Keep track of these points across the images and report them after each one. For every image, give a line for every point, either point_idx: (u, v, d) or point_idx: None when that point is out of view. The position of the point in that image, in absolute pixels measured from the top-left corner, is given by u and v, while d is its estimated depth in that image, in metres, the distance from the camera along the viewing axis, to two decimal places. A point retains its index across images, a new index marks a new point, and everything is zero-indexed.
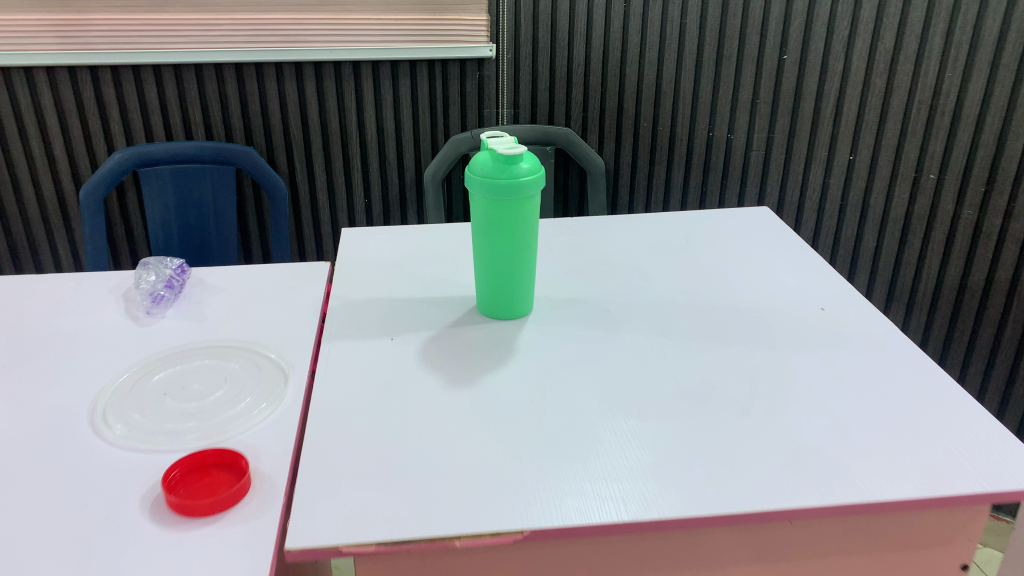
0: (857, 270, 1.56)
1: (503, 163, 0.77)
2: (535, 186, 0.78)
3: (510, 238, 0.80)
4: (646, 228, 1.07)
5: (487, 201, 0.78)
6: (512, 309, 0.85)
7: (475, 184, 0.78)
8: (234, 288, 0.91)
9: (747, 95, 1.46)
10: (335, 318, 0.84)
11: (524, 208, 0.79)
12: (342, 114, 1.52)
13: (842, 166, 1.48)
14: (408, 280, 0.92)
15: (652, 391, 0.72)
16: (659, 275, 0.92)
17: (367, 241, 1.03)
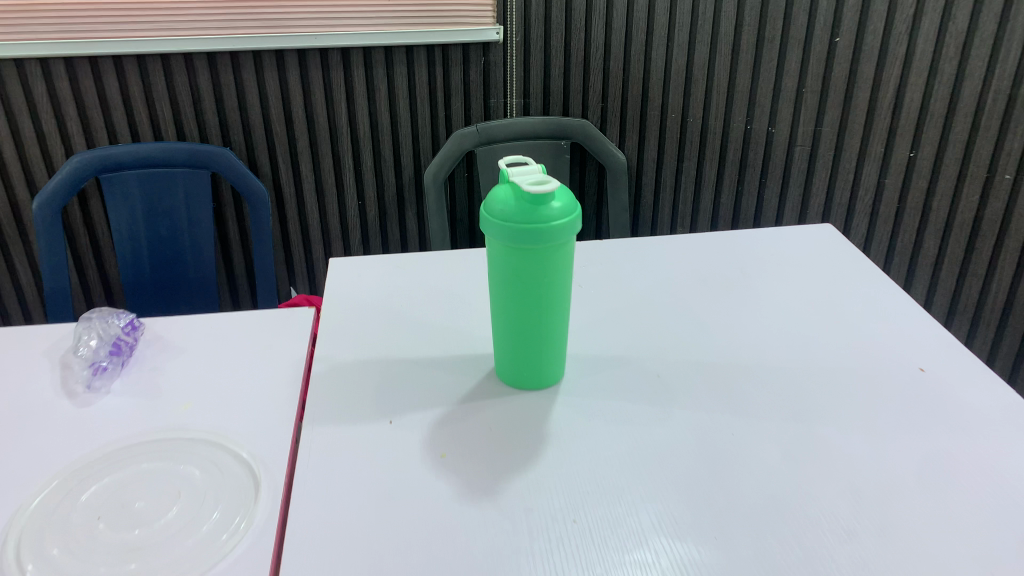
0: (918, 275, 1.44)
1: (528, 202, 0.60)
2: (570, 230, 0.61)
3: (538, 295, 0.63)
4: (690, 251, 0.90)
5: (508, 249, 0.61)
6: (539, 379, 0.68)
7: (492, 228, 0.61)
8: (197, 347, 0.74)
9: (792, 83, 1.29)
10: (321, 392, 0.68)
11: (557, 256, 0.62)
12: (329, 108, 1.34)
13: (901, 165, 1.35)
14: (410, 334, 0.75)
15: (716, 497, 0.57)
16: (715, 324, 0.76)
17: (357, 275, 0.86)
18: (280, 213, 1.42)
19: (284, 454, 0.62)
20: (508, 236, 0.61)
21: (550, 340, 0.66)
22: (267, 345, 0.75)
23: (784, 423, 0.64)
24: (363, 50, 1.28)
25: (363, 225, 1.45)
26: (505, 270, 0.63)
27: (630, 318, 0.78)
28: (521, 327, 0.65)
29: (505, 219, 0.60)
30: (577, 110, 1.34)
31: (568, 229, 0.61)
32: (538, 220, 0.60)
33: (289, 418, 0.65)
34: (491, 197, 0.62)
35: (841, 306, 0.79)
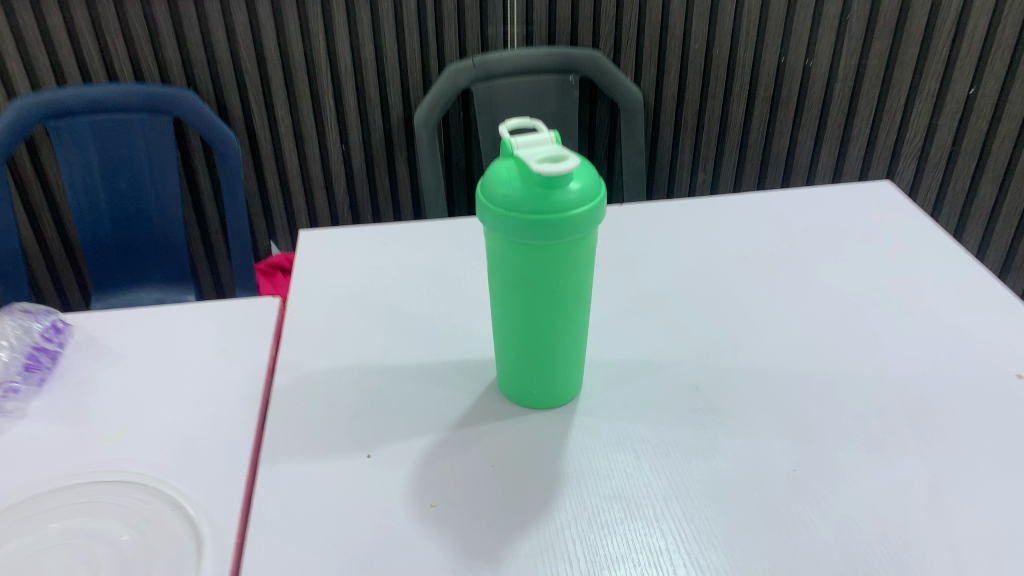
0: (971, 220, 1.32)
1: (538, 187, 0.46)
2: (592, 220, 0.48)
3: (550, 301, 0.50)
4: (726, 219, 0.76)
5: (512, 246, 0.48)
6: (551, 397, 0.55)
7: (492, 218, 0.48)
8: (136, 353, 0.61)
9: (836, 9, 1.13)
10: (286, 416, 0.55)
11: (576, 253, 0.49)
12: (305, 39, 1.17)
13: (959, 102, 1.20)
14: (394, 333, 0.62)
15: (765, 535, 0.46)
16: (762, 318, 0.63)
17: (333, 253, 0.72)
18: (254, 159, 1.28)
19: (236, 503, 0.49)
20: (512, 230, 0.47)
21: (565, 353, 0.53)
22: (221, 350, 0.61)
23: (858, 455, 0.51)
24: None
25: (348, 172, 1.31)
26: (508, 270, 0.50)
27: (659, 310, 0.64)
28: (529, 338, 0.52)
29: (508, 208, 0.47)
30: (588, 40, 1.17)
31: (590, 219, 0.47)
32: (551, 210, 0.46)
33: (245, 452, 0.53)
34: (491, 178, 0.48)
35: (913, 290, 0.66)
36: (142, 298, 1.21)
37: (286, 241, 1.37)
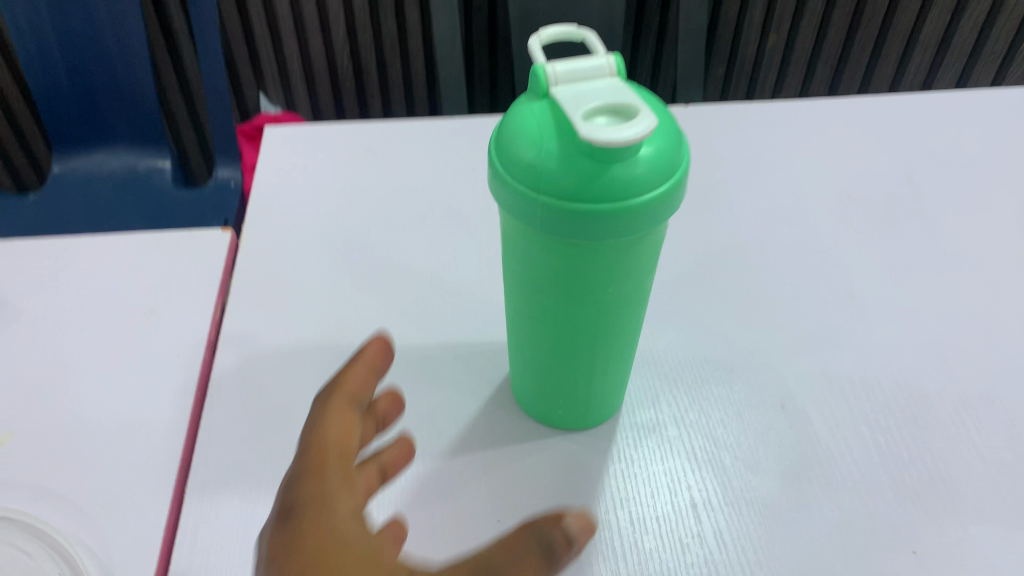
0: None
1: (586, 160, 0.29)
2: (666, 209, 0.31)
3: (591, 315, 0.34)
4: (819, 146, 0.59)
5: (539, 241, 0.31)
6: (582, 419, 0.41)
7: (511, 199, 0.31)
8: (40, 310, 0.46)
9: None
10: (230, 423, 0.41)
11: (633, 256, 0.32)
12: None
13: None
14: (380, 298, 0.47)
15: (847, 560, 0.36)
16: (870, 302, 0.47)
17: (308, 173, 0.56)
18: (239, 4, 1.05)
19: (151, 568, 0.36)
20: (542, 221, 0.30)
21: (607, 371, 0.38)
22: (148, 311, 0.46)
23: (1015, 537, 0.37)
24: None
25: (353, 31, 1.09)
26: (531, 268, 0.33)
27: (733, 282, 0.49)
28: (557, 356, 0.36)
29: (538, 189, 0.30)
30: None
31: (663, 208, 0.30)
32: (604, 198, 0.29)
33: (170, 479, 0.39)
34: (512, 135, 0.31)
35: None
36: (109, 163, 1.03)
37: (278, 98, 1.16)
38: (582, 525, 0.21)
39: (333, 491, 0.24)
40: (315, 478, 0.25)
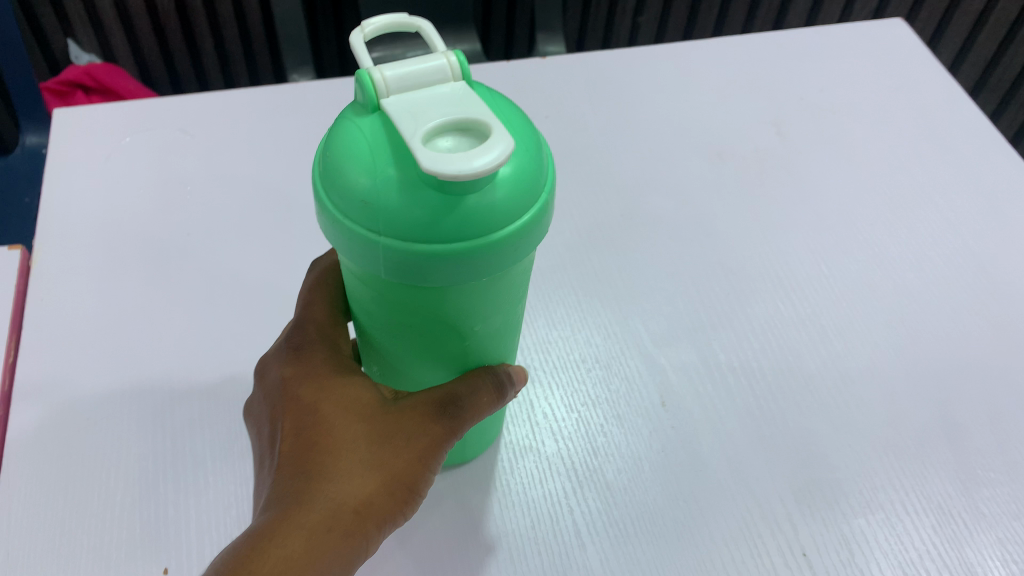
0: (992, 81, 1.04)
1: (434, 194, 0.22)
2: (537, 237, 0.24)
3: (458, 350, 0.29)
4: (687, 99, 0.56)
5: (387, 285, 0.25)
6: (461, 454, 0.36)
7: (345, 243, 0.23)
8: None
9: None
10: (37, 489, 0.35)
11: (496, 290, 0.26)
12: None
13: None
14: (214, 320, 0.42)
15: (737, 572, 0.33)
16: (744, 279, 0.45)
17: (127, 166, 0.49)
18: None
19: None
20: (390, 267, 0.23)
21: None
22: None
23: (916, 507, 0.36)
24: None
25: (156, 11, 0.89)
26: (379, 311, 0.27)
27: (608, 268, 0.46)
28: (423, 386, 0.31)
29: (378, 230, 0.22)
30: None
31: (537, 234, 0.24)
32: (462, 235, 0.22)
33: None
34: (337, 156, 0.23)
35: (944, 212, 0.49)
36: None
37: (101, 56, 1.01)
38: (519, 372, 0.32)
39: (332, 339, 0.32)
40: (320, 324, 0.32)
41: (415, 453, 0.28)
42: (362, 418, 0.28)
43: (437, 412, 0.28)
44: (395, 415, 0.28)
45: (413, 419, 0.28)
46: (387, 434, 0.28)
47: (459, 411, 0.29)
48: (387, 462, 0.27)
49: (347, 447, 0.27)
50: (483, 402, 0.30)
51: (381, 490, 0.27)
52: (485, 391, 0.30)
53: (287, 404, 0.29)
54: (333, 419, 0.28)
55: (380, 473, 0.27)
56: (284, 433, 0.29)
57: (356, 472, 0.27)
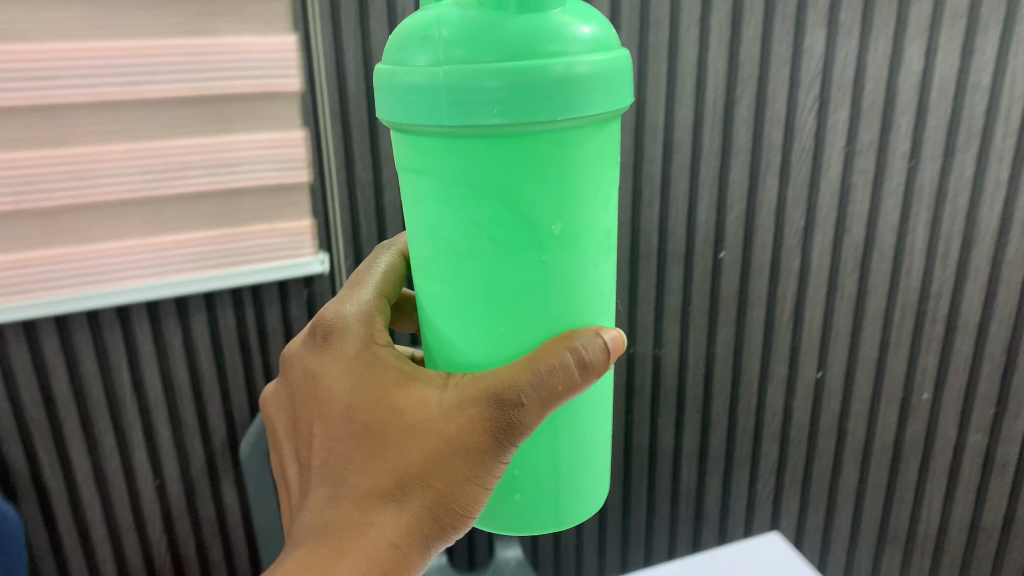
0: (833, 557, 1.35)
1: (489, 12, 0.34)
2: (595, 88, 0.35)
3: (539, 227, 0.37)
4: None
5: (461, 142, 0.36)
6: (556, 512, 0.43)
7: (420, 90, 0.35)
8: None
9: (678, 304, 1.15)
10: None
11: (556, 149, 0.36)
12: (135, 371, 1.03)
13: (809, 386, 1.23)
14: None
15: None
16: None
17: None
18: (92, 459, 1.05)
19: None
20: (461, 99, 0.34)
21: (558, 306, 0.39)
22: None
23: None
24: (180, 297, 1.00)
25: (189, 486, 1.10)
26: (452, 181, 0.37)
27: None
28: (496, 279, 0.38)
29: (447, 61, 0.34)
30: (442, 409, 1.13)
31: (595, 87, 0.35)
32: (527, 50, 0.34)
33: None
34: (407, 34, 0.37)
35: None
36: None
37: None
38: (606, 344, 0.40)
39: (394, 375, 0.43)
40: (385, 367, 0.43)
41: (467, 470, 0.39)
42: (422, 442, 0.40)
43: (489, 415, 0.38)
44: (448, 435, 0.40)
45: (466, 437, 0.39)
46: (444, 457, 0.39)
47: (514, 406, 0.38)
48: (441, 481, 0.39)
49: (394, 473, 0.40)
50: (547, 385, 0.38)
51: (437, 502, 0.40)
52: (556, 382, 0.38)
53: (366, 433, 0.41)
54: (401, 449, 0.40)
55: (437, 490, 0.40)
56: (363, 452, 0.41)
57: (401, 499, 0.40)
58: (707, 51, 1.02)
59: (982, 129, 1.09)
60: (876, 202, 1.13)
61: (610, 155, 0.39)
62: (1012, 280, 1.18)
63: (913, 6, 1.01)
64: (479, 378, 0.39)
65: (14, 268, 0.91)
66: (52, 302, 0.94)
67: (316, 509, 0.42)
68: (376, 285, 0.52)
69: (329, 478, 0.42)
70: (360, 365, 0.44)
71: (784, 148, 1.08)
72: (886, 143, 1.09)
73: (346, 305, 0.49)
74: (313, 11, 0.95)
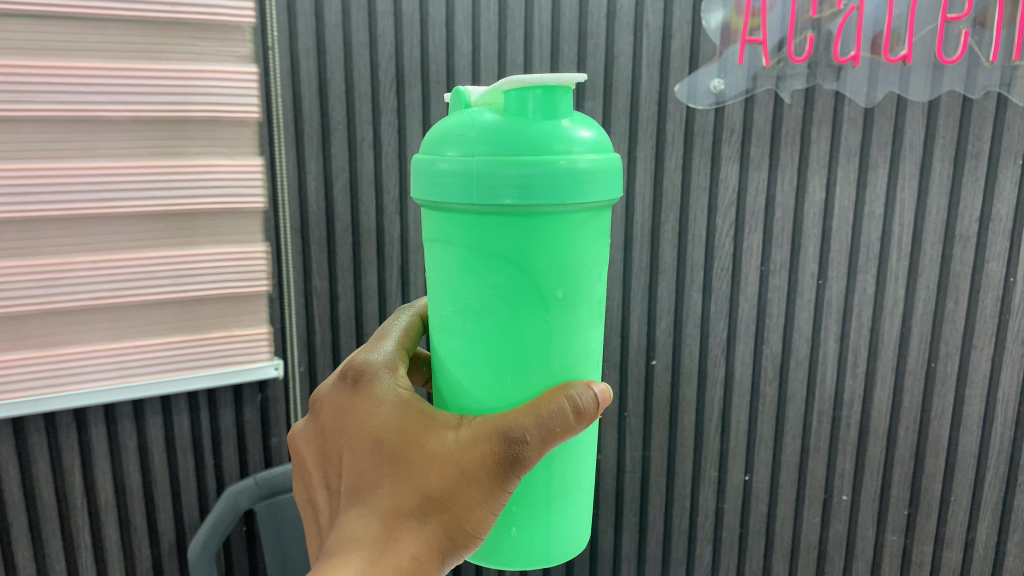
0: None
1: (512, 119, 0.41)
2: (593, 180, 0.41)
3: (546, 294, 0.43)
4: None
5: (485, 220, 0.41)
6: (545, 549, 0.48)
7: (453, 175, 0.41)
8: None
9: (613, 408, 1.25)
10: None
11: (561, 230, 0.42)
12: (90, 474, 1.06)
13: (737, 488, 1.31)
14: None
15: None
16: None
17: None
18: (38, 564, 1.06)
19: None
20: (488, 182, 0.40)
21: (559, 366, 0.45)
22: None
23: None
24: (156, 395, 1.05)
25: None
26: (477, 250, 0.42)
27: None
28: (509, 335, 0.43)
29: (475, 153, 0.40)
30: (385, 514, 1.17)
31: (593, 180, 0.41)
32: (541, 147, 0.40)
33: None
34: (442, 130, 0.43)
35: None
36: None
37: None
38: (598, 397, 0.45)
39: (417, 410, 0.47)
40: (410, 403, 0.48)
41: (481, 497, 0.43)
42: (441, 470, 0.44)
43: (499, 449, 0.43)
44: (464, 464, 0.43)
45: (481, 468, 0.43)
46: (460, 484, 0.43)
47: (521, 441, 0.42)
48: (457, 506, 0.43)
49: (413, 497, 0.44)
50: (552, 425, 0.43)
51: (451, 526, 0.43)
52: (556, 424, 0.43)
53: (391, 461, 0.45)
54: (423, 476, 0.44)
55: (451, 514, 0.43)
56: (386, 477, 0.45)
57: (421, 519, 0.44)
58: (636, 180, 1.15)
59: (879, 253, 1.22)
60: (790, 316, 1.24)
61: (603, 236, 0.45)
62: (914, 388, 1.28)
63: (812, 145, 1.16)
64: (490, 420, 0.44)
65: None
66: (15, 404, 0.96)
67: (335, 531, 0.45)
68: (399, 336, 0.56)
69: (355, 499, 0.46)
70: (388, 401, 0.48)
71: (706, 269, 1.20)
72: (796, 262, 1.21)
73: (374, 353, 0.52)
74: (279, 137, 1.04)
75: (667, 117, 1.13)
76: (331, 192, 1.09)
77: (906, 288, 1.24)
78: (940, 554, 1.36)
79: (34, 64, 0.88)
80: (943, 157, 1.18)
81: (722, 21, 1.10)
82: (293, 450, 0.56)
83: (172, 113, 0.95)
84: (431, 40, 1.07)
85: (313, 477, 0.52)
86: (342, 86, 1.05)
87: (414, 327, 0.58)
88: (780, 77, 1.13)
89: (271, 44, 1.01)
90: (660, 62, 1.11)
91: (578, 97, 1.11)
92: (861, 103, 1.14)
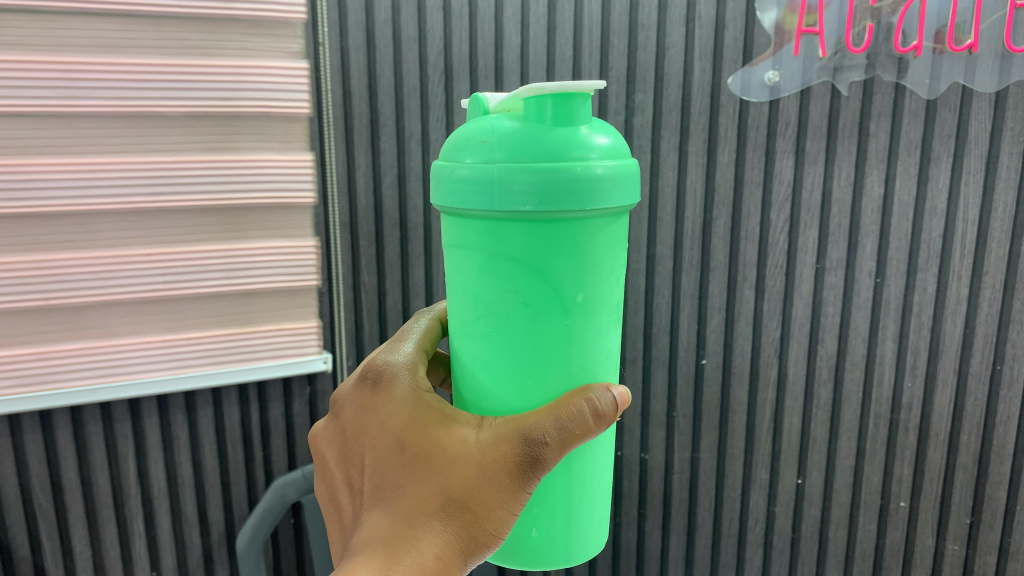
0: None
1: (527, 125, 0.40)
2: (611, 186, 0.40)
3: (566, 297, 0.42)
4: None
5: (502, 224, 0.40)
6: (566, 549, 0.47)
7: (471, 182, 0.40)
8: None
9: (662, 408, 1.23)
10: None
11: (579, 235, 0.41)
12: (143, 465, 1.09)
13: (790, 492, 1.28)
14: None
15: None
16: None
17: None
18: (94, 549, 1.09)
19: None
20: (506, 188, 0.39)
21: (579, 371, 0.44)
22: None
23: None
24: (207, 387, 1.07)
25: None
26: (496, 255, 0.41)
27: None
28: (528, 341, 0.42)
29: (493, 161, 0.39)
30: None
31: (612, 186, 0.40)
32: (559, 154, 0.39)
33: None
34: (461, 136, 0.42)
35: None
36: None
37: None
38: (617, 398, 0.44)
39: (437, 410, 0.46)
40: (430, 403, 0.47)
41: (500, 498, 0.42)
42: (462, 470, 0.43)
43: (519, 452, 0.42)
44: (484, 464, 0.43)
45: (502, 468, 0.42)
46: (481, 482, 0.43)
47: (541, 443, 0.41)
48: (478, 505, 0.42)
49: (435, 496, 0.43)
50: (571, 426, 0.42)
51: (472, 525, 0.42)
52: (575, 427, 0.42)
53: (413, 461, 0.45)
54: (444, 475, 0.43)
55: (473, 512, 0.42)
56: (410, 477, 0.44)
57: (443, 519, 0.43)
58: (687, 175, 1.13)
59: (941, 250, 1.17)
60: (847, 315, 1.20)
61: (622, 239, 0.44)
62: (978, 392, 1.24)
63: (871, 138, 1.12)
64: (509, 423, 0.43)
65: (36, 362, 0.97)
66: (68, 393, 0.99)
67: (359, 531, 0.45)
68: (419, 337, 0.55)
69: (377, 499, 0.45)
70: (407, 402, 0.48)
71: (760, 264, 1.17)
72: (853, 260, 1.18)
73: (394, 354, 0.52)
74: (329, 132, 1.05)
75: (720, 110, 1.10)
76: (379, 188, 1.09)
77: (970, 288, 1.19)
78: (1003, 564, 1.31)
79: (91, 62, 0.90)
80: (1011, 150, 1.13)
81: (776, 19, 1.07)
82: (313, 449, 0.55)
83: (223, 108, 0.96)
84: (480, 34, 1.06)
85: (333, 477, 0.52)
86: (391, 81, 1.06)
87: (434, 329, 0.57)
88: (837, 69, 1.10)
89: (322, 40, 1.01)
90: (712, 55, 1.09)
91: (628, 91, 1.09)
92: (923, 94, 1.10)
